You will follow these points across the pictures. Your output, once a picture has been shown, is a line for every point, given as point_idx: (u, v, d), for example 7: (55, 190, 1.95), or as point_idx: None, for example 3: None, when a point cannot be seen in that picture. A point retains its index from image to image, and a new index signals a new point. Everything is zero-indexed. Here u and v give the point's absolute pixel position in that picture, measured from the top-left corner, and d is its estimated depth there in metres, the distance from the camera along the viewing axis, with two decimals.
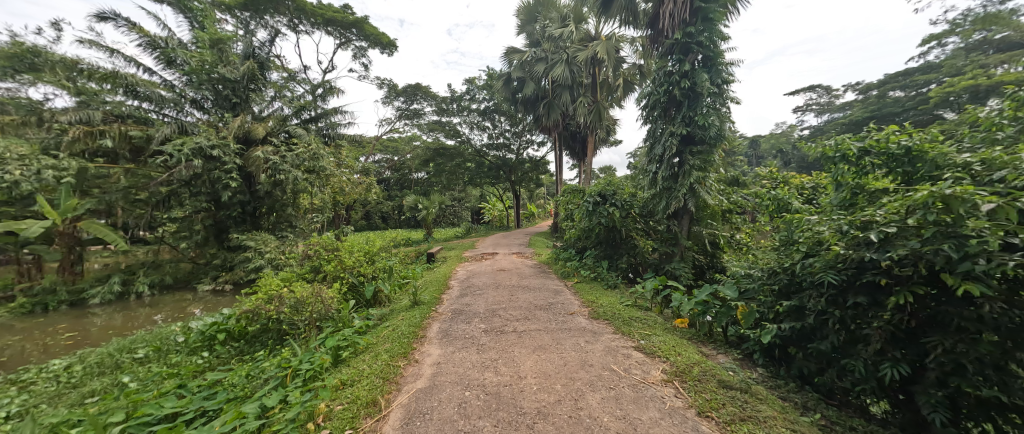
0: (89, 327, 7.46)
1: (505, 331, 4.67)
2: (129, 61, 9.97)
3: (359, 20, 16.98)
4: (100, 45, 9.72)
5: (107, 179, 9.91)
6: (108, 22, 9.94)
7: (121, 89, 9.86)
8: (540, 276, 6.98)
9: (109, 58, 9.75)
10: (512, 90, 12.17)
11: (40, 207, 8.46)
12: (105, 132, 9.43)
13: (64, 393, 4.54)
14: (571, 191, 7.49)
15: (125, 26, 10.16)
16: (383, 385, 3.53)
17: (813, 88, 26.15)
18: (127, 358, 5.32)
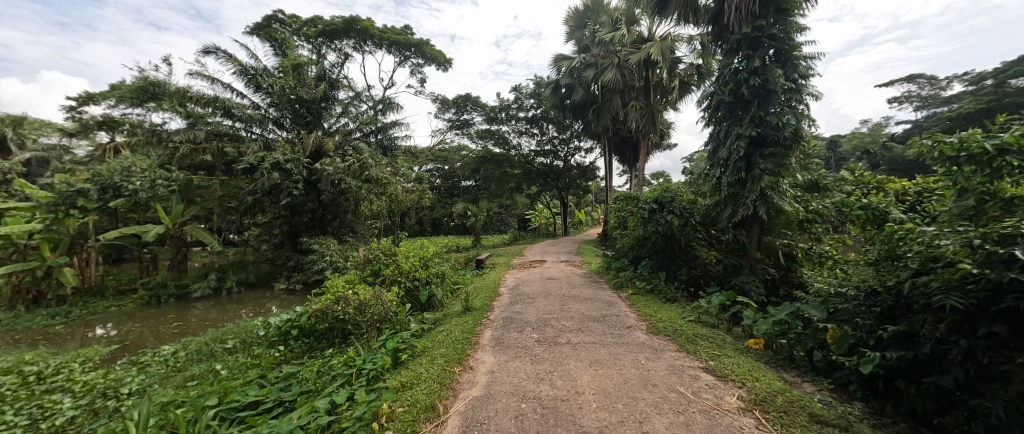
0: (189, 318, 8.41)
1: (558, 342, 4.54)
2: (226, 88, 11.30)
3: (418, 40, 17.93)
4: (205, 75, 11.13)
5: (207, 189, 11.30)
6: (211, 55, 11.38)
7: (221, 112, 11.16)
8: (591, 286, 6.74)
9: (211, 85, 11.11)
10: (562, 96, 12.00)
11: (156, 214, 9.78)
12: (206, 149, 10.91)
13: (171, 375, 5.13)
14: (622, 197, 7.15)
15: (224, 57, 11.55)
16: (440, 390, 3.56)
17: (911, 78, 23.08)
18: (219, 347, 5.91)
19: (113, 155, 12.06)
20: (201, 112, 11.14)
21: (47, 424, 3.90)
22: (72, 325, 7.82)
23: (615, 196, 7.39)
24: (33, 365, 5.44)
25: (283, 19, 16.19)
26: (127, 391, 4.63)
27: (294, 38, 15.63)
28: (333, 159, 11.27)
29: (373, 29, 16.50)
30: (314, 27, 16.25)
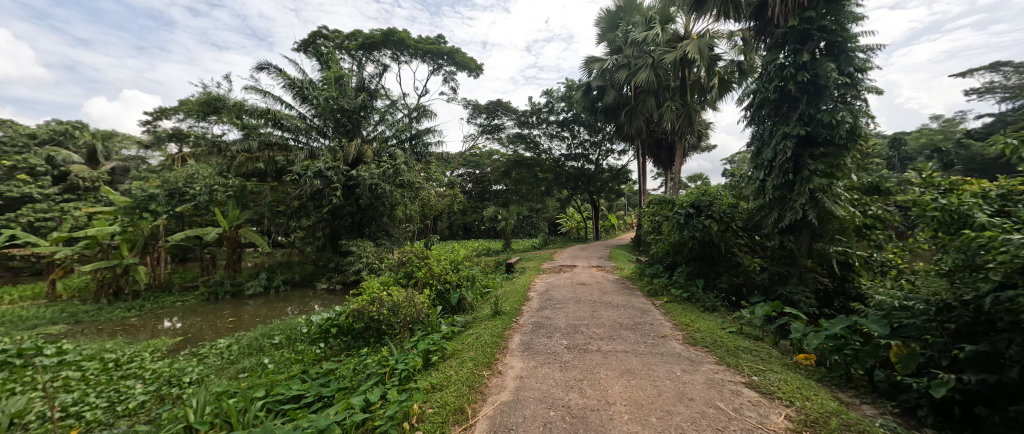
0: (242, 314, 8.94)
1: (588, 349, 4.40)
2: (277, 100, 11.98)
3: (451, 48, 18.30)
4: (259, 89, 11.87)
5: (258, 195, 12.05)
6: (264, 71, 12.12)
7: (272, 123, 11.84)
8: (623, 292, 6.53)
9: (262, 98, 11.82)
10: (593, 99, 11.79)
11: (216, 217, 10.55)
12: (259, 158, 11.68)
13: (226, 367, 5.42)
14: (656, 201, 6.89)
15: (275, 72, 12.27)
16: (470, 393, 3.54)
17: (994, 68, 20.72)
18: (267, 342, 6.21)
19: (179, 164, 13.13)
20: (255, 123, 11.86)
21: (121, 407, 4.25)
22: (145, 317, 8.53)
23: (648, 199, 7.13)
24: (110, 352, 5.93)
25: (327, 34, 17.10)
26: (188, 380, 4.96)
27: (337, 52, 16.46)
28: (371, 165, 11.66)
29: (409, 40, 17.02)
30: (355, 40, 17.04)
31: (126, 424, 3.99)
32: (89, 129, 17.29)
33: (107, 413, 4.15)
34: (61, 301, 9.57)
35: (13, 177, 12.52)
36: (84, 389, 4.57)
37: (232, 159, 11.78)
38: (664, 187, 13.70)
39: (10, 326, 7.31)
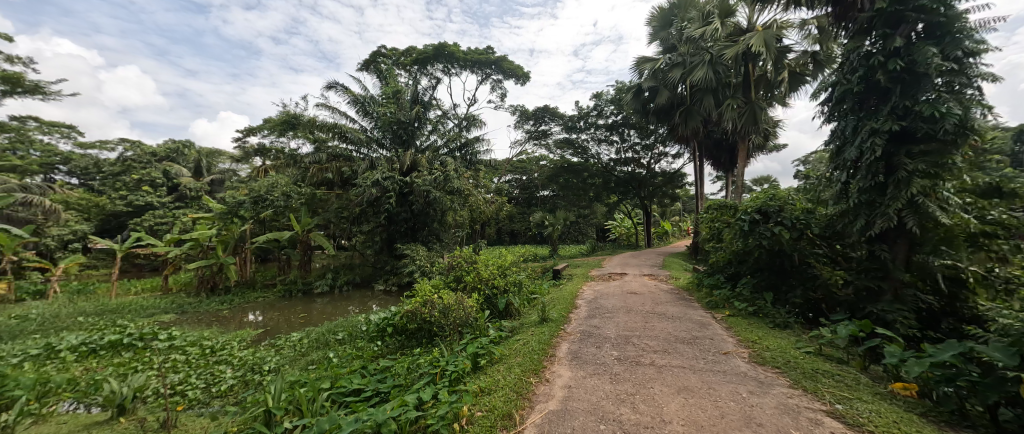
0: (311, 310, 9.68)
1: (641, 362, 4.15)
2: (343, 115, 12.83)
3: (499, 57, 18.64)
4: (328, 106, 12.81)
5: (325, 202, 12.95)
6: (332, 90, 13.09)
7: (338, 136, 12.61)
8: (679, 303, 6.14)
9: (331, 114, 12.74)
10: (644, 101, 11.34)
11: (291, 222, 11.59)
12: (327, 168, 12.55)
13: (297, 358, 5.82)
14: (715, 206, 6.42)
15: (341, 90, 13.21)
16: (518, 399, 3.48)
17: None
18: (332, 338, 6.61)
19: (262, 176, 14.58)
20: (324, 137, 12.57)
21: (214, 388, 4.75)
22: (234, 310, 9.55)
23: (707, 204, 6.65)
24: (206, 340, 6.65)
25: (386, 53, 18.23)
26: (268, 368, 5.38)
27: (394, 68, 17.46)
28: (425, 173, 12.09)
29: (459, 52, 17.60)
30: (410, 56, 17.98)
31: (219, 404, 4.45)
32: (191, 146, 19.88)
33: (204, 393, 4.68)
34: (170, 293, 11.16)
35: (139, 187, 16.28)
36: (187, 372, 5.21)
37: (305, 170, 12.73)
38: (724, 191, 12.83)
39: (134, 314, 8.70)
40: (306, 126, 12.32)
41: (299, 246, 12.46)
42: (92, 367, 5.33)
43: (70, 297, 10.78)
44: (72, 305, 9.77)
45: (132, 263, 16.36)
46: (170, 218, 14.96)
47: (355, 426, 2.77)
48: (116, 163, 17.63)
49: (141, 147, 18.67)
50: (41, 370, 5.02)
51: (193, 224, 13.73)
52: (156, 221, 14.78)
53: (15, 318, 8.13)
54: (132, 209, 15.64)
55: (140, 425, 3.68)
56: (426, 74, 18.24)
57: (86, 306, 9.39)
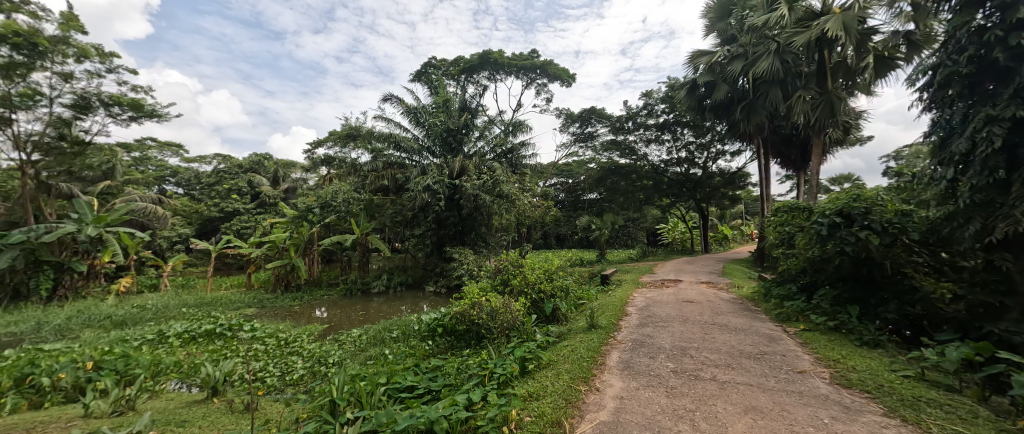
0: (369, 308, 10.20)
1: (700, 376, 3.83)
2: (397, 125, 13.40)
3: (545, 61, 18.60)
4: (383, 117, 13.47)
5: (380, 207, 13.60)
6: (388, 101, 13.76)
7: (392, 145, 13.06)
8: (743, 314, 5.66)
9: (387, 125, 13.34)
10: (699, 97, 10.70)
11: (352, 226, 12.36)
12: (383, 175, 13.16)
13: (358, 353, 6.09)
14: (785, 208, 5.85)
15: (396, 101, 13.83)
16: (567, 407, 3.35)
17: None
18: (388, 335, 6.87)
19: (327, 184, 15.69)
20: (381, 147, 13.15)
21: (288, 377, 5.10)
22: (304, 306, 10.34)
23: (775, 206, 6.07)
24: (282, 332, 7.20)
25: (435, 64, 18.95)
26: (333, 360, 5.66)
27: (443, 78, 18.11)
28: (472, 179, 12.29)
29: (504, 59, 17.84)
30: (458, 65, 18.55)
31: (292, 391, 4.77)
32: (268, 157, 21.98)
33: (279, 380, 5.04)
34: (253, 289, 12.42)
35: (227, 195, 18.63)
36: (266, 360, 5.65)
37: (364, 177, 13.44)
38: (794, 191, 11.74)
39: (225, 307, 9.77)
40: (365, 137, 12.97)
41: (358, 249, 13.19)
42: (192, 351, 5.98)
43: (175, 291, 12.32)
44: (178, 297, 11.20)
45: (221, 262, 18.35)
46: (253, 222, 17.33)
47: (409, 422, 2.79)
48: (211, 175, 19.98)
49: (229, 160, 20.98)
50: (153, 352, 5.73)
51: (271, 227, 15.11)
52: (240, 224, 17.10)
53: (135, 307, 9.48)
54: (223, 214, 17.86)
55: (227, 406, 4.03)
56: (473, 82, 18.69)
57: (187, 298, 10.72)
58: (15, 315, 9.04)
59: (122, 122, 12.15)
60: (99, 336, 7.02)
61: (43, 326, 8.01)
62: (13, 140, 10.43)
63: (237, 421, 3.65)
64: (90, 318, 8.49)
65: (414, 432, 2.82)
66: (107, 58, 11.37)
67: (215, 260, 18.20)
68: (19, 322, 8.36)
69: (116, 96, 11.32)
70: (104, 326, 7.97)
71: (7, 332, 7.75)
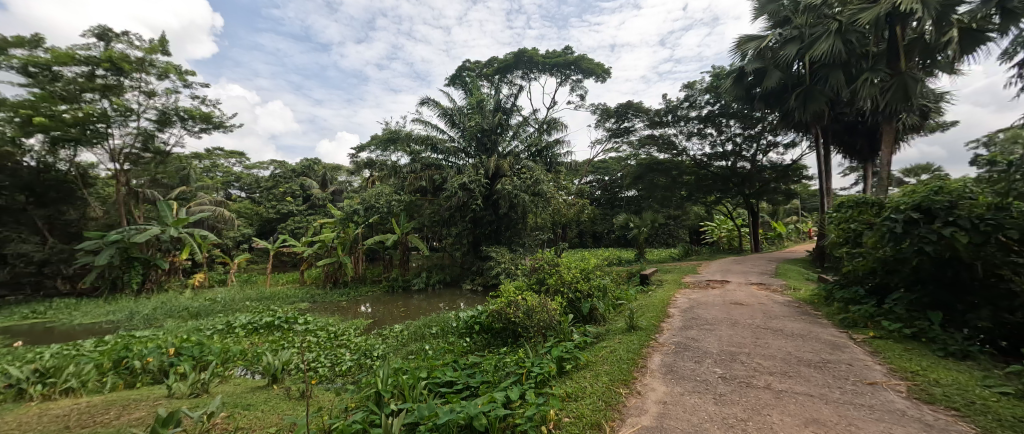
0: (410, 305, 10.49)
1: (753, 384, 3.55)
2: (433, 127, 13.68)
3: (579, 57, 18.28)
4: (420, 120, 13.80)
5: (419, 207, 13.95)
6: (425, 104, 14.09)
7: (430, 147, 13.34)
8: (801, 318, 5.24)
9: (424, 127, 13.65)
10: (748, 85, 10.04)
11: (393, 226, 12.78)
12: (422, 176, 13.49)
13: (399, 348, 6.24)
14: (849, 203, 5.34)
15: (432, 104, 14.12)
16: (608, 411, 3.22)
17: None
18: (427, 331, 6.98)
19: (370, 186, 16.32)
20: (419, 149, 13.43)
21: (338, 367, 5.30)
22: (351, 301, 10.82)
23: (838, 202, 5.56)
24: (331, 325, 7.54)
25: (470, 66, 19.20)
26: (377, 354, 5.84)
27: (477, 79, 18.30)
28: (508, 178, 12.36)
29: (538, 57, 17.73)
30: (492, 66, 18.64)
31: (341, 381, 4.95)
32: (316, 161, 23.19)
33: (330, 370, 5.25)
34: (306, 285, 13.19)
35: (281, 198, 19.87)
36: (318, 351, 5.92)
37: (403, 179, 13.79)
38: (862, 184, 10.74)
39: (282, 301, 10.44)
40: (403, 140, 13.30)
41: (399, 247, 13.60)
42: (255, 341, 6.41)
43: (240, 285, 13.33)
44: (242, 291, 12.13)
45: (276, 260, 19.64)
46: (304, 223, 18.30)
47: (450, 417, 2.77)
48: (267, 179, 21.41)
49: (281, 166, 22.35)
50: (223, 340, 6.20)
51: (321, 227, 15.95)
52: (293, 224, 18.23)
53: (207, 300, 10.38)
54: (278, 215, 19.09)
55: (285, 392, 4.24)
56: (506, 82, 18.74)
57: (251, 292, 11.56)
58: (112, 306, 10.21)
59: (194, 134, 13.25)
60: (179, 325, 7.73)
61: (134, 315, 8.97)
62: (109, 152, 11.91)
63: (294, 407, 3.84)
64: (170, 310, 9.28)
65: (454, 427, 2.80)
66: (184, 77, 12.62)
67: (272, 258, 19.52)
68: (116, 311, 9.42)
69: (190, 110, 12.42)
70: (183, 316, 8.78)
71: (107, 320, 8.75)
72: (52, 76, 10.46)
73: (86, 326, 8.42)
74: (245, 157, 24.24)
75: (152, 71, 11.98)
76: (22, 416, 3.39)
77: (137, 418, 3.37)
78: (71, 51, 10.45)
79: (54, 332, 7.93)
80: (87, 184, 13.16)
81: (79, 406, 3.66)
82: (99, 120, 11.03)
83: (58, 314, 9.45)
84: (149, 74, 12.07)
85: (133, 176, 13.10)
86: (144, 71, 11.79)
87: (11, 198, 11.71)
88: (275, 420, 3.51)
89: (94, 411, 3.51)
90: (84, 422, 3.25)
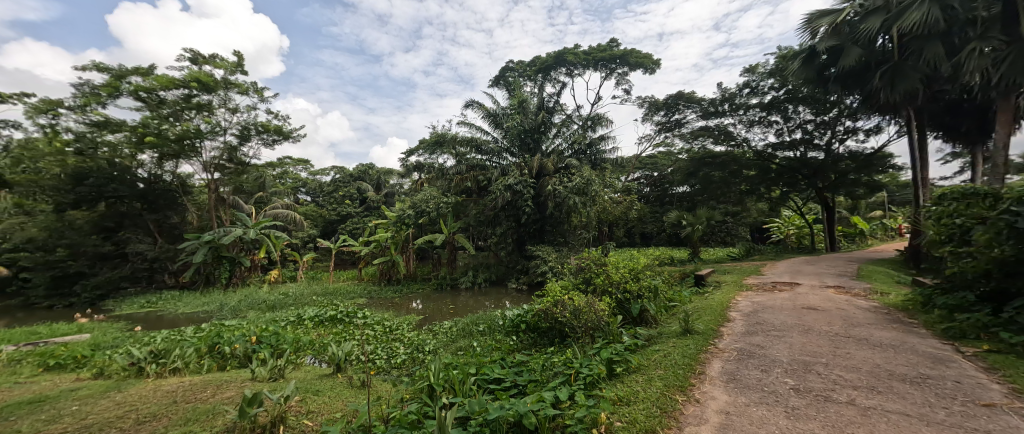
0: (458, 302, 10.70)
1: (832, 399, 3.15)
2: (478, 129, 13.84)
3: (625, 49, 17.63)
4: (466, 122, 14.05)
5: (465, 207, 14.19)
6: (470, 107, 14.30)
7: (475, 149, 13.51)
8: (890, 327, 4.63)
9: (469, 129, 13.86)
10: (821, 66, 9.08)
11: (442, 226, 13.13)
12: (467, 177, 13.70)
13: (449, 343, 6.35)
14: (954, 196, 4.64)
15: (476, 107, 14.28)
16: (663, 418, 3.01)
17: None
18: (475, 328, 7.02)
19: (419, 189, 16.80)
20: (464, 151, 13.65)
21: (393, 360, 5.48)
22: (403, 298, 11.24)
23: (941, 194, 4.85)
24: (387, 320, 7.85)
25: (513, 66, 19.23)
26: (429, 348, 5.96)
27: (520, 79, 18.29)
28: (555, 178, 12.29)
29: (582, 53, 17.37)
30: (535, 65, 18.52)
31: (396, 373, 5.10)
32: (370, 166, 24.37)
33: (386, 362, 5.44)
34: (363, 282, 13.95)
35: (340, 201, 21.20)
36: (376, 344, 6.18)
37: (449, 180, 14.08)
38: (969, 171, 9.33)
39: (343, 296, 11.10)
40: (449, 142, 13.54)
41: (447, 247, 13.90)
42: (320, 332, 6.83)
43: (307, 282, 14.38)
44: (308, 287, 13.09)
45: (337, 259, 20.97)
46: (360, 225, 19.35)
47: (499, 414, 2.69)
48: (328, 184, 22.94)
49: (338, 171, 23.79)
50: (294, 331, 6.67)
51: (376, 228, 16.78)
52: (351, 225, 19.31)
53: (281, 294, 11.30)
54: (338, 217, 20.35)
55: (348, 381, 4.42)
56: (550, 81, 18.55)
57: (316, 288, 12.41)
58: (206, 297, 11.46)
59: (268, 145, 14.40)
60: (258, 316, 8.42)
61: (224, 306, 9.96)
62: (202, 164, 13.40)
63: (357, 395, 4.00)
64: (250, 302, 10.21)
65: (503, 425, 2.73)
66: (261, 93, 13.86)
67: (333, 257, 20.87)
68: (209, 302, 10.56)
69: (264, 124, 13.57)
70: (261, 308, 9.61)
71: (202, 310, 9.81)
72: (158, 100, 12.01)
73: (187, 314, 9.50)
74: (308, 164, 26.10)
75: (233, 90, 13.29)
76: (141, 391, 3.86)
77: (228, 397, 3.67)
78: (173, 76, 11.90)
79: (163, 319, 9.05)
80: (186, 192, 14.78)
81: (183, 384, 4.10)
82: (195, 135, 12.35)
83: (166, 304, 10.78)
84: (230, 93, 13.37)
85: (220, 184, 14.64)
86: (225, 90, 13.09)
87: (130, 205, 13.60)
88: (341, 406, 3.67)
89: (195, 389, 3.89)
90: (188, 399, 3.59)
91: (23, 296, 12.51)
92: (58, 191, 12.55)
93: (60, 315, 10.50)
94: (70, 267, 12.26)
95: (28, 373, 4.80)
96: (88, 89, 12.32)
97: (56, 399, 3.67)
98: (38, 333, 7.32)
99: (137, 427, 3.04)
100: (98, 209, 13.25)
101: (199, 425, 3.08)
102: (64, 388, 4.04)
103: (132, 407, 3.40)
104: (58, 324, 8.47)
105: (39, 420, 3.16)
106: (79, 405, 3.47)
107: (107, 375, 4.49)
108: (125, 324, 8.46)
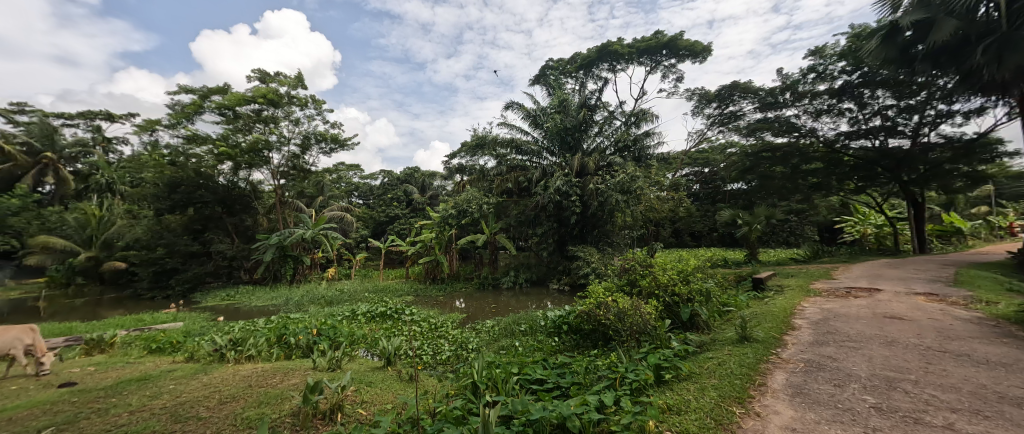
0: (502, 301, 10.73)
1: (924, 422, 2.71)
2: (520, 130, 13.79)
3: (671, 38, 16.78)
4: (508, 124, 14.06)
5: (507, 207, 14.19)
6: (511, 109, 14.30)
7: (514, 150, 13.46)
8: (999, 343, 3.95)
9: (509, 131, 13.85)
10: (906, 43, 8.08)
11: (485, 226, 13.23)
12: (509, 178, 13.72)
13: (492, 342, 6.34)
14: None
15: (517, 107, 14.23)
16: (719, 430, 2.76)
17: None
18: (516, 328, 6.94)
19: (462, 190, 17.06)
20: (505, 152, 13.65)
21: (438, 356, 5.53)
22: (448, 296, 11.44)
23: None
24: (432, 317, 8.00)
25: (553, 65, 19.00)
26: (472, 346, 5.96)
27: (561, 77, 18.05)
28: (598, 178, 12.02)
29: (624, 47, 16.83)
30: (576, 62, 18.21)
31: (442, 369, 5.15)
32: (415, 168, 25.13)
33: (432, 358, 5.49)
34: (410, 280, 14.42)
35: (389, 203, 22.08)
36: (422, 340, 6.28)
37: (491, 181, 14.16)
38: None
39: (394, 294, 11.48)
40: (490, 144, 13.60)
41: (489, 246, 13.98)
42: (372, 327, 7.08)
43: (360, 280, 15.12)
44: (361, 284, 13.72)
45: (385, 258, 21.86)
46: (407, 226, 20.03)
47: (541, 415, 2.56)
48: (377, 187, 24.04)
49: (387, 175, 24.78)
50: (349, 326, 6.97)
51: (421, 228, 17.29)
52: (399, 226, 20.08)
53: (336, 290, 11.91)
54: (387, 218, 21.21)
55: (397, 374, 4.50)
56: (593, 77, 18.14)
57: (368, 285, 12.99)
58: (275, 292, 12.42)
59: (326, 153, 15.26)
60: (319, 310, 8.93)
61: (289, 300, 10.65)
62: (271, 172, 14.42)
63: (406, 389, 4.04)
64: (312, 297, 10.87)
65: (547, 426, 2.60)
66: (318, 104, 14.75)
67: (383, 256, 21.80)
68: (279, 297, 11.36)
69: (322, 133, 14.41)
70: (321, 303, 10.18)
71: (272, 303, 10.56)
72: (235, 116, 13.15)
73: (259, 307, 10.30)
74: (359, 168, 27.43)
75: (294, 103, 14.21)
76: (223, 374, 4.16)
77: (293, 383, 3.86)
78: (243, 94, 12.92)
79: (240, 311, 9.89)
80: (259, 196, 15.81)
81: (254, 370, 4.37)
82: (264, 147, 13.35)
83: (241, 297, 11.76)
84: (293, 106, 14.32)
85: (285, 189, 15.74)
86: (288, 103, 14.03)
87: (212, 209, 14.82)
88: (391, 398, 3.71)
89: (266, 375, 4.12)
90: (261, 384, 3.80)
91: (132, 289, 14.21)
92: (156, 197, 14.15)
93: (158, 305, 11.83)
94: (167, 264, 13.72)
95: (137, 355, 5.38)
96: (178, 108, 13.78)
97: (158, 377, 4.04)
98: (142, 320, 8.23)
99: (219, 406, 3.24)
100: (188, 213, 14.63)
101: (270, 408, 3.23)
102: (164, 368, 4.46)
103: (216, 388, 3.66)
104: (154, 313, 9.48)
105: (145, 395, 3.48)
106: (174, 385, 3.79)
107: (196, 359, 4.90)
108: (210, 314, 9.35)
